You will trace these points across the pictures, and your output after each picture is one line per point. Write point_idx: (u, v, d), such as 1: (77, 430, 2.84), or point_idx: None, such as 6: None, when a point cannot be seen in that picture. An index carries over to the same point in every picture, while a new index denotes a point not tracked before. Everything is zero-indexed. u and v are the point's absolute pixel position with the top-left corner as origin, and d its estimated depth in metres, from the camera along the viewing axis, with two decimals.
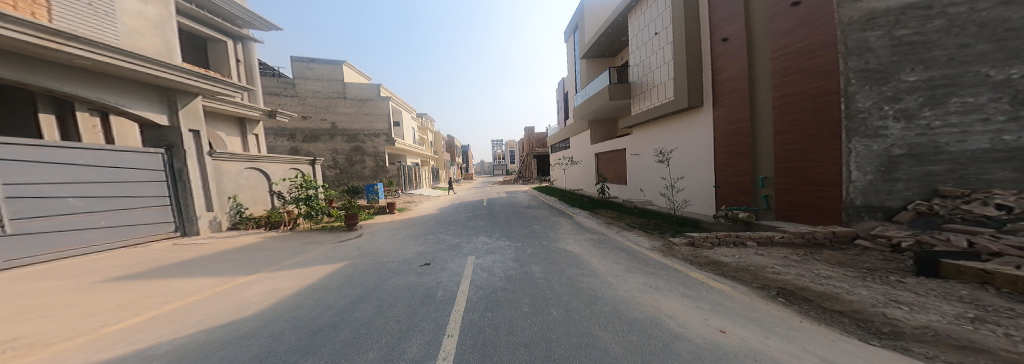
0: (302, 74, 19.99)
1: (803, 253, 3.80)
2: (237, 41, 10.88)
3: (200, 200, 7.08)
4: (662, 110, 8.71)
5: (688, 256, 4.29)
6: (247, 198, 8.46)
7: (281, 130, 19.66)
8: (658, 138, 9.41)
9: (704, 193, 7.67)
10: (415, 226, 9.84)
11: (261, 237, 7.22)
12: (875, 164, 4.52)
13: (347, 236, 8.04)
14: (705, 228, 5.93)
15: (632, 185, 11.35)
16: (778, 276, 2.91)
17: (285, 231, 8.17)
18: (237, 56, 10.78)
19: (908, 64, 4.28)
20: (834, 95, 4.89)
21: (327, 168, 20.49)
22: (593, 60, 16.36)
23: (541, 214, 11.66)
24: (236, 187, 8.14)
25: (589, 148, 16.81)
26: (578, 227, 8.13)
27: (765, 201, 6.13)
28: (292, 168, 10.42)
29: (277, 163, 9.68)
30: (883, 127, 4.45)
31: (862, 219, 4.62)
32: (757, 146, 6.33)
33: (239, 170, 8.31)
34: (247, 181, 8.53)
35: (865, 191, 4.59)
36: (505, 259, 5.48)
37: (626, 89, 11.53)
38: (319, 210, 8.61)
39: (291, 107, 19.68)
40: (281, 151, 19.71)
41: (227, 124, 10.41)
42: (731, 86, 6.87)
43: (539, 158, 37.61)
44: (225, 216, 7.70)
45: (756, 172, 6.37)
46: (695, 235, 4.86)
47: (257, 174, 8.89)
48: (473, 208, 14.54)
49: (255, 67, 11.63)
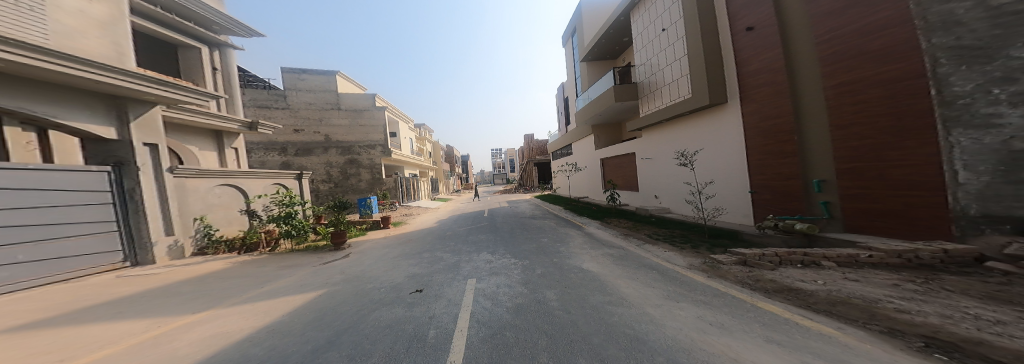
0: (293, 85, 19.50)
1: (913, 282, 3.07)
2: (214, 48, 10.35)
3: (157, 223, 6.23)
4: (678, 109, 8.03)
5: (745, 278, 3.49)
6: (218, 218, 7.66)
7: (273, 144, 18.95)
8: (675, 139, 8.71)
9: (740, 198, 6.90)
10: (410, 242, 8.96)
11: (229, 263, 6.28)
12: (990, 162, 3.50)
13: (333, 257, 7.14)
14: (750, 241, 5.10)
15: (645, 191, 10.57)
16: (927, 325, 2.17)
17: (262, 253, 7.32)
18: (213, 63, 10.22)
19: (1018, 36, 3.21)
20: (917, 79, 4.06)
21: (320, 182, 19.70)
22: (593, 63, 15.90)
23: (547, 225, 10.78)
24: (204, 207, 7.32)
25: (593, 154, 16.14)
26: (590, 239, 7.28)
27: (825, 208, 5.29)
28: (273, 183, 9.66)
29: (254, 178, 8.90)
30: (996, 114, 3.42)
31: (984, 233, 3.64)
32: (803, 145, 5.60)
33: (209, 188, 7.54)
34: (218, 199, 7.73)
35: (982, 196, 3.61)
36: (510, 282, 4.61)
37: (632, 90, 10.86)
38: (301, 229, 7.70)
39: (283, 120, 19.04)
40: (273, 166, 18.95)
41: (202, 137, 9.72)
42: (762, 79, 6.17)
43: (542, 166, 36.94)
44: (188, 241, 6.81)
45: (807, 175, 5.59)
46: (746, 252, 4.14)
47: (231, 191, 8.10)
48: (472, 220, 13.66)
49: (234, 75, 11.08)
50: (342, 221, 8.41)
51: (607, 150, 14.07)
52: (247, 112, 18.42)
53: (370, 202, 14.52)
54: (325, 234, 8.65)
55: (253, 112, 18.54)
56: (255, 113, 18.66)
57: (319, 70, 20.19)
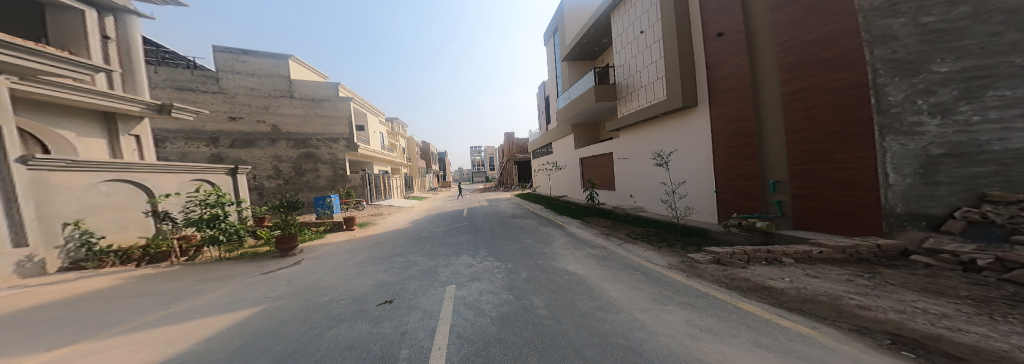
0: (229, 67, 17.17)
1: (862, 275, 3.34)
2: (106, 13, 8.95)
3: (1, 231, 5.04)
4: (652, 111, 8.32)
5: (721, 278, 3.59)
6: (101, 222, 6.54)
7: (198, 134, 16.42)
8: (650, 140, 9.02)
9: (708, 198, 7.31)
10: (378, 246, 8.33)
11: (148, 282, 5.22)
12: (913, 165, 4.10)
13: (280, 266, 6.36)
14: (717, 239, 5.43)
15: (621, 190, 10.93)
16: (890, 322, 2.32)
17: (173, 265, 6.51)
18: (105, 32, 8.83)
19: (937, 54, 3.91)
20: (861, 88, 4.47)
21: (268, 179, 17.70)
22: (572, 62, 16.08)
23: (528, 224, 10.73)
24: (82, 209, 6.22)
25: (572, 153, 16.37)
26: (573, 239, 7.37)
27: (778, 207, 5.74)
28: (183, 178, 8.64)
29: (156, 171, 7.88)
30: (919, 122, 4.04)
31: (906, 230, 4.19)
32: (762, 149, 6.00)
33: (91, 184, 6.43)
34: (107, 199, 6.70)
35: (906, 196, 4.16)
36: (494, 288, 4.39)
37: (610, 91, 11.09)
38: (232, 233, 6.85)
39: (213, 105, 16.65)
40: (199, 160, 16.49)
41: (85, 120, 8.23)
42: (728, 84, 6.53)
43: (516, 164, 36.94)
44: (55, 254, 5.68)
45: (765, 176, 6.00)
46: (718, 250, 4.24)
47: (125, 188, 7.11)
48: (451, 220, 13.22)
49: (136, 48, 9.77)
50: (290, 223, 7.68)
51: (586, 149, 14.34)
52: (162, 94, 15.72)
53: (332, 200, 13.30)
54: (268, 239, 7.77)
55: (168, 93, 15.82)
56: (172, 95, 15.91)
57: (266, 53, 18.10)
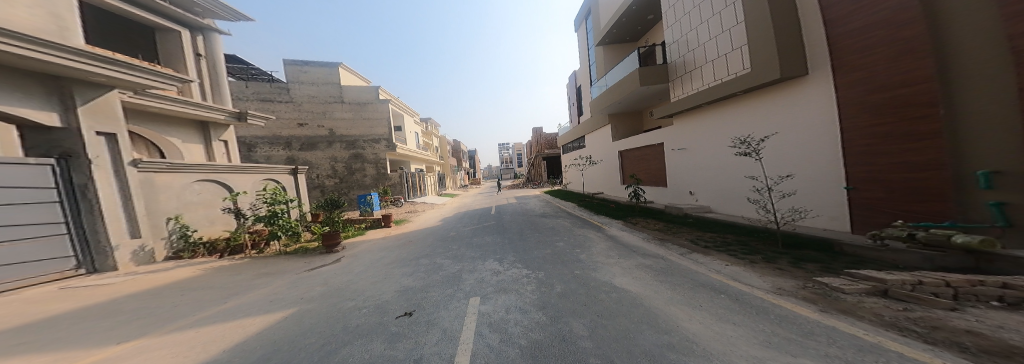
0: (296, 78, 18.93)
1: None
2: (197, 32, 9.80)
3: (120, 223, 5.57)
4: (727, 88, 6.68)
5: (915, 333, 1.95)
6: (195, 217, 7.08)
7: (278, 139, 18.41)
8: (724, 125, 7.25)
9: (830, 197, 5.13)
10: (410, 244, 8.05)
11: (197, 272, 5.39)
12: None
13: (322, 262, 6.25)
14: (857, 254, 3.79)
15: (676, 186, 9.35)
16: None
17: (244, 258, 6.59)
18: (196, 50, 9.67)
19: None
20: None
21: (326, 178, 19.15)
22: (610, 46, 14.55)
23: (561, 225, 9.62)
24: (180, 205, 6.77)
25: (609, 146, 14.85)
26: (614, 244, 6.19)
27: (995, 212, 3.31)
28: (256, 179, 9.17)
29: (238, 173, 8.44)
30: None
31: None
32: (951, 121, 3.62)
33: (187, 184, 7.01)
34: (199, 196, 7.28)
35: None
36: (524, 305, 3.54)
37: (661, 72, 9.49)
38: (288, 229, 6.88)
39: (286, 114, 18.49)
40: (279, 161, 18.47)
41: (183, 129, 9.08)
42: (863, 29, 4.35)
43: (548, 160, 35.76)
44: (161, 245, 6.23)
45: (956, 166, 3.63)
46: (885, 276, 2.60)
47: (213, 187, 7.68)
48: (480, 219, 12.64)
49: (222, 64, 10.56)
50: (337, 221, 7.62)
51: (626, 141, 12.85)
52: (252, 106, 17.93)
53: (371, 199, 13.76)
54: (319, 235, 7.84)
55: (257, 105, 17.98)
56: (256, 106, 17.99)
57: (321, 62, 19.57)
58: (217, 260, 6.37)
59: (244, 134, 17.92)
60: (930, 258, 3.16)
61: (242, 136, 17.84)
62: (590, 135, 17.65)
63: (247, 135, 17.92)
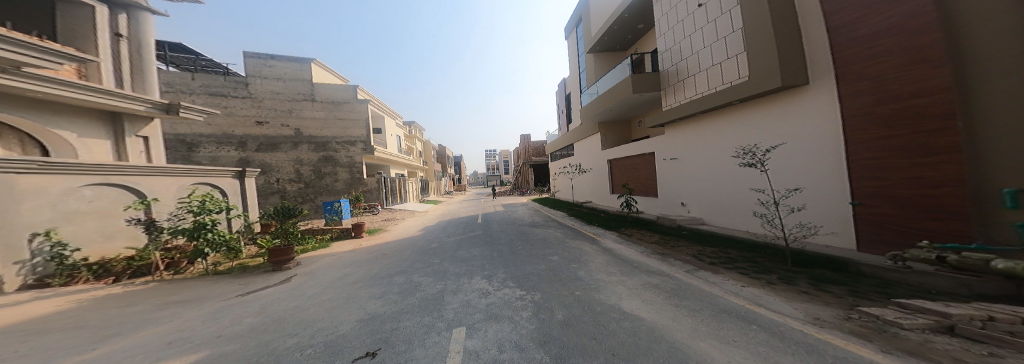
0: (258, 72, 17.34)
1: None
2: (118, 9, 8.52)
3: None
4: (724, 97, 6.71)
5: None
6: (76, 232, 5.41)
7: (228, 138, 16.66)
8: (719, 134, 7.23)
9: (837, 212, 5.04)
10: (383, 259, 7.23)
11: (73, 301, 4.17)
12: None
13: (265, 283, 5.36)
14: (886, 277, 3.52)
15: (668, 196, 9.28)
16: None
17: (152, 281, 5.34)
18: (117, 29, 8.40)
19: None
20: None
21: (288, 182, 17.58)
22: (600, 54, 14.93)
23: (553, 236, 9.32)
24: (56, 217, 5.16)
25: (599, 154, 14.86)
26: (613, 259, 5.80)
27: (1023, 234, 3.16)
28: (186, 183, 7.80)
29: (156, 176, 6.99)
30: None
31: None
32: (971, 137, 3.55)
33: (67, 189, 5.36)
34: (89, 205, 5.70)
35: None
36: (518, 340, 2.92)
37: (654, 79, 9.78)
38: (221, 245, 5.85)
39: (241, 110, 16.85)
40: (229, 163, 16.64)
41: (87, 121, 7.61)
42: (872, 43, 4.38)
43: (534, 167, 35.53)
44: (16, 270, 4.51)
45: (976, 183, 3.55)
46: (954, 309, 2.20)
47: (112, 192, 6.08)
48: (465, 227, 11.91)
49: (150, 47, 9.28)
50: (293, 232, 6.91)
51: (616, 150, 12.98)
52: (198, 100, 16.00)
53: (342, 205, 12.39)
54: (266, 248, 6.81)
55: (204, 99, 16.07)
56: (207, 100, 16.14)
57: (291, 57, 18.16)
58: (109, 287, 4.89)
59: (184, 131, 15.88)
60: (965, 284, 2.97)
61: (182, 133, 15.86)
62: (579, 143, 17.69)
63: (187, 132, 15.91)
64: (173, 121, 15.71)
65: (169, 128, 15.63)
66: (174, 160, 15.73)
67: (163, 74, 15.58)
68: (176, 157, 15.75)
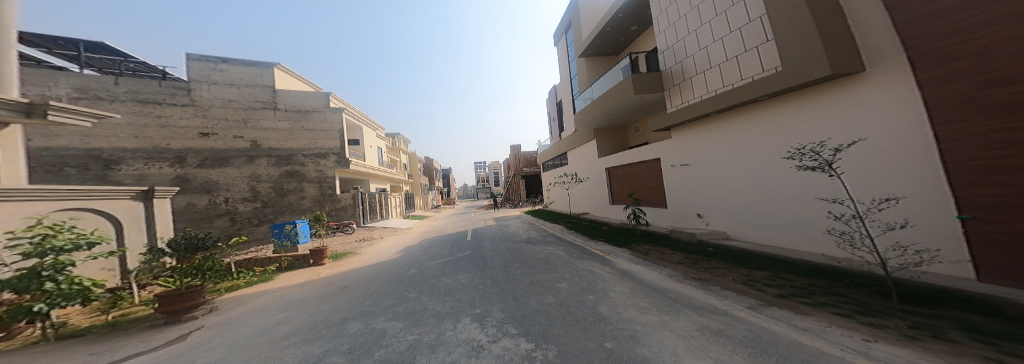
0: (205, 76, 15.76)
1: None
2: None
3: None
4: (752, 92, 6.07)
5: None
6: None
7: (161, 153, 14.63)
8: (740, 135, 6.68)
9: (938, 225, 3.93)
10: (340, 301, 6.03)
11: None
12: None
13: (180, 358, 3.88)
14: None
15: (686, 207, 8.47)
16: None
17: None
18: None
19: None
20: None
21: (241, 202, 15.86)
22: (591, 58, 14.58)
23: (555, 255, 8.14)
24: None
25: (595, 163, 14.24)
26: (639, 288, 4.81)
27: None
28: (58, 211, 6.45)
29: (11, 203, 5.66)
30: None
31: None
32: None
33: None
34: None
35: None
36: None
37: (654, 79, 9.27)
38: (75, 296, 4.42)
39: (180, 120, 15.03)
40: (161, 182, 14.52)
41: None
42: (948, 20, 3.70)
43: (523, 178, 34.76)
44: None
45: None
46: None
47: None
48: (452, 247, 10.52)
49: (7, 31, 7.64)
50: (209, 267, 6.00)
51: (614, 158, 12.37)
52: (122, 108, 13.98)
53: (297, 227, 10.85)
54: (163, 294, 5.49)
55: (130, 107, 14.14)
56: (133, 109, 14.24)
57: (248, 61, 16.86)
58: None
59: (101, 145, 13.66)
60: None
61: (96, 148, 13.60)
62: (572, 151, 17.11)
63: (105, 147, 13.73)
64: (84, 134, 13.46)
65: (79, 142, 13.34)
66: (84, 181, 13.32)
67: (75, 78, 13.39)
68: (87, 177, 13.34)
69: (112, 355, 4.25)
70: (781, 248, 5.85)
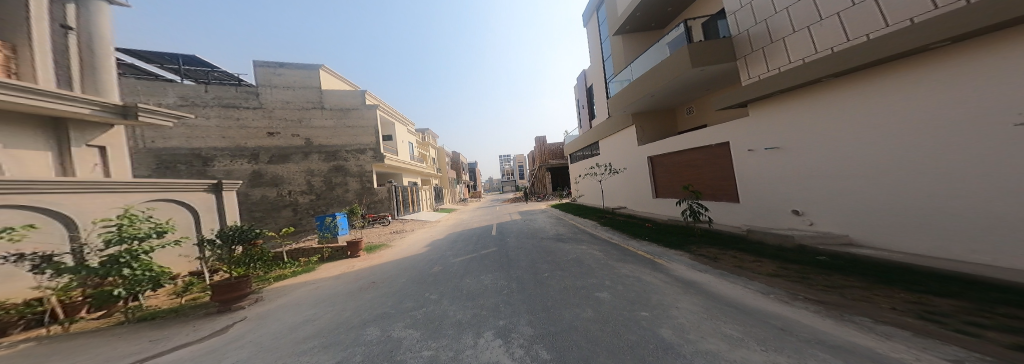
0: (269, 81, 17.22)
1: None
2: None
3: None
4: (884, 42, 4.24)
5: None
6: None
7: (240, 151, 16.27)
8: (868, 107, 4.69)
9: None
10: (364, 300, 5.64)
11: None
12: None
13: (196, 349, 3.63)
14: None
15: (774, 204, 6.64)
16: None
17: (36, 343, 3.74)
18: (64, 21, 7.66)
19: None
20: None
21: (300, 194, 17.17)
22: (628, 35, 12.84)
23: (589, 256, 6.96)
24: None
25: (635, 151, 12.52)
26: (711, 305, 3.52)
27: None
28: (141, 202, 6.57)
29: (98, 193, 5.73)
30: None
31: None
32: None
33: None
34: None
35: None
36: None
37: (720, 48, 7.53)
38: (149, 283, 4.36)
39: (253, 121, 16.57)
40: (241, 177, 16.20)
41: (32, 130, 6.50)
42: None
43: (551, 171, 33.42)
44: None
45: None
46: None
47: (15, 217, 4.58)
48: (476, 243, 9.86)
49: (106, 43, 8.61)
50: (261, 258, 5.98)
51: (661, 145, 10.64)
52: (211, 113, 15.75)
53: (336, 220, 11.06)
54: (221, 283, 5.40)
55: (216, 112, 15.84)
56: (219, 113, 15.96)
57: (299, 65, 18.05)
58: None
59: (200, 145, 15.52)
60: None
61: (197, 147, 15.47)
62: (606, 140, 15.47)
63: (202, 146, 15.55)
64: (188, 136, 15.41)
65: (185, 142, 15.30)
66: (190, 175, 15.33)
67: (179, 88, 15.34)
68: (191, 172, 15.32)
69: (162, 339, 4.17)
70: (948, 261, 3.97)
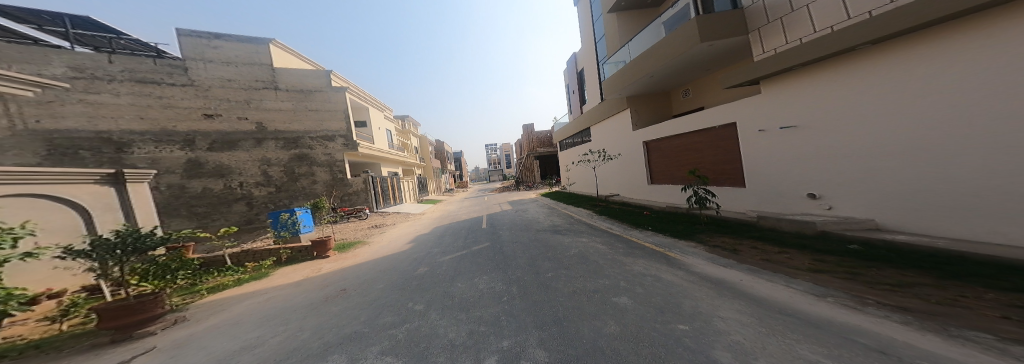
0: (199, 54, 14.56)
1: None
2: None
3: None
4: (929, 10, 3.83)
5: None
6: None
7: (169, 136, 13.82)
8: (902, 78, 4.38)
9: None
10: (331, 315, 4.60)
11: None
12: None
13: None
14: None
15: (791, 188, 6.38)
16: None
17: None
18: None
19: None
20: None
21: (255, 186, 15.14)
22: (622, 12, 12.03)
23: (592, 250, 6.35)
24: None
25: (630, 136, 12.01)
26: (767, 314, 2.92)
27: None
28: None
29: None
30: None
31: None
32: None
33: None
34: None
35: None
36: None
37: (730, 22, 7.05)
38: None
39: (184, 101, 14.07)
40: (174, 167, 13.83)
41: None
42: None
43: (537, 158, 32.86)
44: None
45: None
46: None
47: None
48: (466, 237, 8.98)
49: None
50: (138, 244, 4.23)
51: (659, 128, 10.20)
52: (120, 89, 13.06)
53: (295, 216, 9.57)
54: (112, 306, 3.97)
55: (131, 88, 13.26)
56: (134, 90, 13.32)
57: (242, 37, 15.48)
58: None
59: (109, 127, 12.84)
60: None
61: (103, 130, 12.78)
62: (598, 126, 14.89)
63: (112, 129, 12.90)
64: (90, 115, 12.58)
65: (86, 123, 12.50)
66: (99, 164, 12.66)
67: (67, 55, 12.39)
68: (102, 160, 12.67)
69: None
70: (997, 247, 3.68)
